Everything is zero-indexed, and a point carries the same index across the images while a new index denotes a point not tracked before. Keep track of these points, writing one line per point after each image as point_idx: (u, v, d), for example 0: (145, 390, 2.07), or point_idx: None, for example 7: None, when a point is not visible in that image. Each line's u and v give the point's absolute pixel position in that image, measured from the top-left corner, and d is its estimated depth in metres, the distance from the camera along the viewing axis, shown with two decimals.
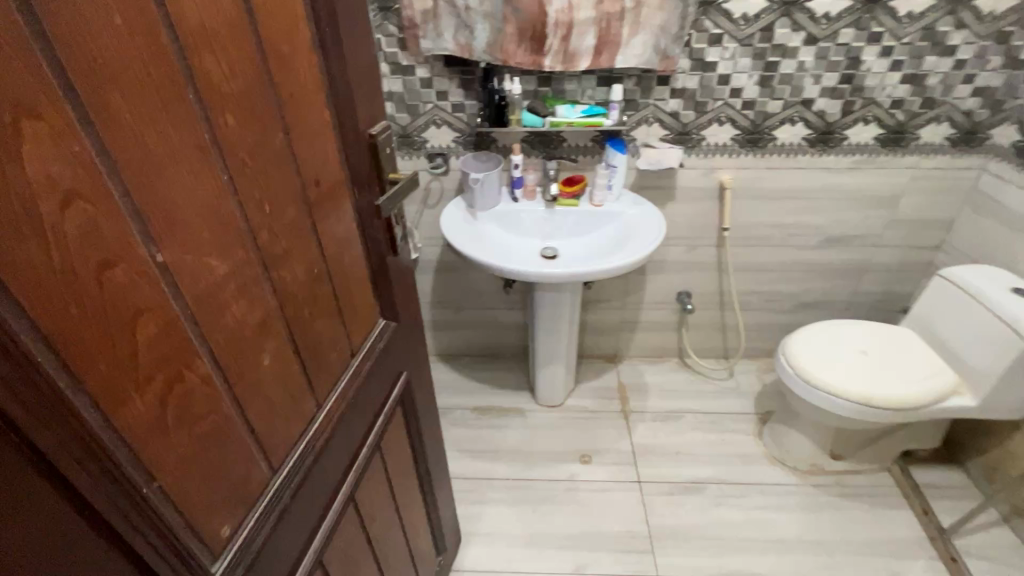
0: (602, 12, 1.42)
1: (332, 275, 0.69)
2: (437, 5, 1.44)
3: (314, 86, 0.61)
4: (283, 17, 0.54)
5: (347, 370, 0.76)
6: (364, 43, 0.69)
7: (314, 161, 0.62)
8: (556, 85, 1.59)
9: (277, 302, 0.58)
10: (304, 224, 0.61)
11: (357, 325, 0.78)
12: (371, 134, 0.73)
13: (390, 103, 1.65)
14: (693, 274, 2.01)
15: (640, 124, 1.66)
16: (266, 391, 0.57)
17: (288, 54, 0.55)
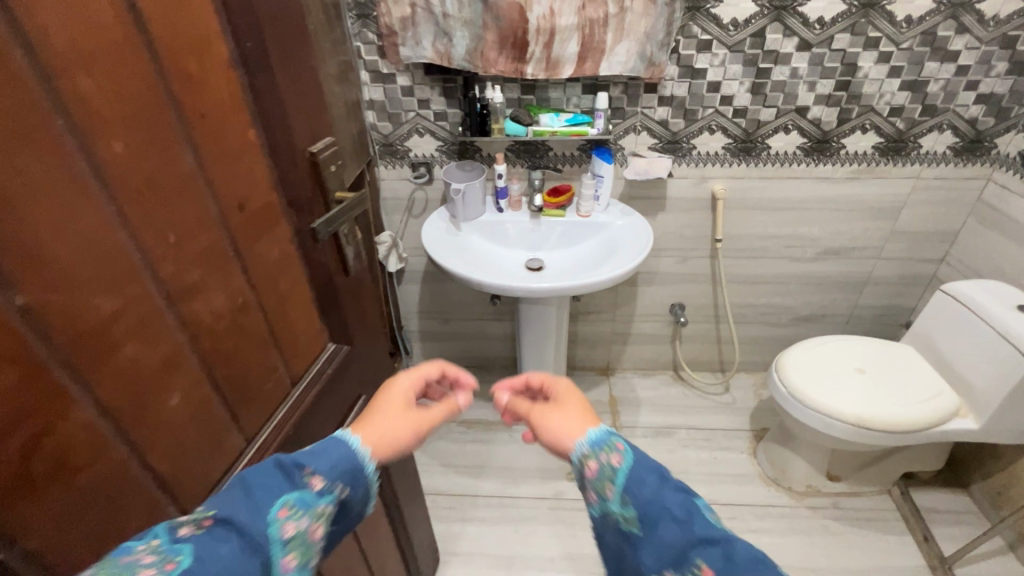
0: (585, 18, 1.37)
1: (262, 302, 0.65)
2: (415, 13, 1.40)
3: (234, 104, 0.58)
4: (188, 32, 0.51)
5: (287, 400, 0.72)
6: (297, 56, 0.65)
7: (235, 184, 0.59)
8: (540, 93, 1.55)
9: (189, 335, 0.54)
10: (223, 252, 0.58)
11: (298, 352, 0.75)
12: (311, 152, 0.70)
13: (371, 112, 1.61)
14: (686, 286, 1.95)
15: (628, 133, 1.60)
16: (176, 431, 0.54)
17: (198, 71, 0.52)
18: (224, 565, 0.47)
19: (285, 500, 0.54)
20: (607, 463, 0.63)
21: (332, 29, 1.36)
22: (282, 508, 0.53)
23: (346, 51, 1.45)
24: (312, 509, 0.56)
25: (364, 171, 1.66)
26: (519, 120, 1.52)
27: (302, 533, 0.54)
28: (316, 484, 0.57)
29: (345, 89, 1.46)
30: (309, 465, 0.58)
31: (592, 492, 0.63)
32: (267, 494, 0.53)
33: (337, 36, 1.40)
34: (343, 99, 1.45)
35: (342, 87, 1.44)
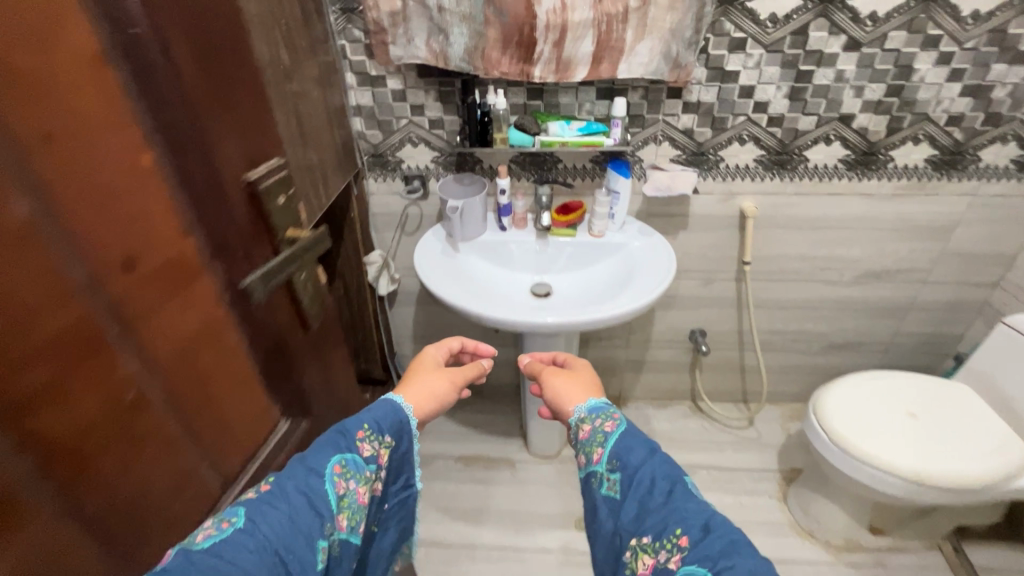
0: (601, 12, 1.19)
1: (150, 345, 0.59)
2: (406, 6, 1.22)
3: (109, 123, 0.54)
4: (36, 45, 0.47)
5: (192, 448, 0.66)
6: (226, 86, 0.72)
7: (105, 212, 0.54)
8: (549, 98, 1.36)
9: (41, 399, 0.47)
10: (96, 310, 0.53)
11: (206, 391, 0.69)
12: (255, 175, 0.78)
13: (358, 118, 1.44)
14: (707, 310, 1.77)
15: (647, 143, 1.42)
16: (22, 514, 0.46)
17: (46, 92, 0.48)
18: (284, 520, 0.66)
19: (338, 457, 0.75)
20: (601, 432, 0.84)
21: (310, 25, 1.18)
22: (337, 465, 0.74)
23: (327, 51, 1.28)
24: (361, 471, 0.77)
25: (351, 184, 1.51)
26: (525, 129, 1.34)
27: (350, 492, 0.75)
28: (365, 450, 0.80)
29: (327, 93, 1.29)
30: (363, 425, 0.81)
31: (584, 455, 0.84)
32: (324, 455, 0.74)
33: (317, 32, 1.22)
34: (325, 104, 1.28)
35: (324, 90, 1.27)
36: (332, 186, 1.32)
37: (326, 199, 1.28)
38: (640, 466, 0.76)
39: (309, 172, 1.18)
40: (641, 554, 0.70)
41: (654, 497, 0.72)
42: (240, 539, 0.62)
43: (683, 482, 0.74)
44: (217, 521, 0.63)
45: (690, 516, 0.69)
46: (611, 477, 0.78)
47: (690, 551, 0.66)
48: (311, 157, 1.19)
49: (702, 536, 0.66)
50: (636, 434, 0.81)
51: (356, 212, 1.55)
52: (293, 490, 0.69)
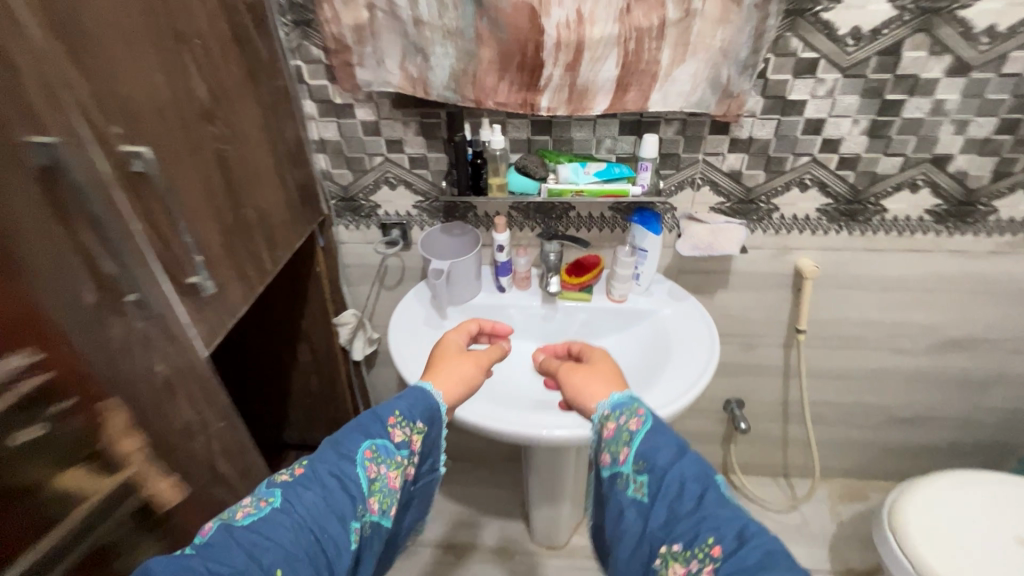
0: (629, 26, 0.91)
1: None
2: (374, 19, 0.93)
3: None
4: None
5: None
6: None
7: None
8: (559, 132, 1.07)
9: None
10: None
11: None
12: None
13: (322, 155, 1.16)
14: (747, 378, 1.47)
15: (683, 187, 1.13)
16: None
17: None
18: (315, 505, 0.66)
19: (370, 441, 0.73)
20: (626, 428, 0.73)
21: (247, 45, 0.90)
22: (367, 451, 0.72)
23: (276, 76, 1.00)
24: (394, 456, 0.75)
25: (315, 233, 1.23)
26: (529, 174, 1.06)
27: (382, 477, 0.74)
28: (396, 436, 0.76)
29: (277, 130, 1.01)
30: (397, 410, 0.77)
31: (608, 454, 0.74)
32: (355, 439, 0.73)
33: (259, 54, 0.94)
34: (275, 143, 1.00)
35: (271, 127, 0.99)
36: (285, 246, 1.04)
37: (276, 265, 1.00)
38: (670, 469, 0.68)
39: (246, 237, 0.91)
40: (670, 562, 0.63)
41: (684, 504, 0.65)
42: (280, 521, 0.63)
43: (714, 483, 0.67)
44: (257, 497, 0.65)
45: (724, 524, 0.62)
46: (638, 479, 0.70)
47: (725, 564, 0.59)
48: (249, 217, 0.91)
49: (737, 548, 0.60)
50: (665, 432, 0.72)
51: (323, 267, 1.28)
52: (326, 473, 0.69)
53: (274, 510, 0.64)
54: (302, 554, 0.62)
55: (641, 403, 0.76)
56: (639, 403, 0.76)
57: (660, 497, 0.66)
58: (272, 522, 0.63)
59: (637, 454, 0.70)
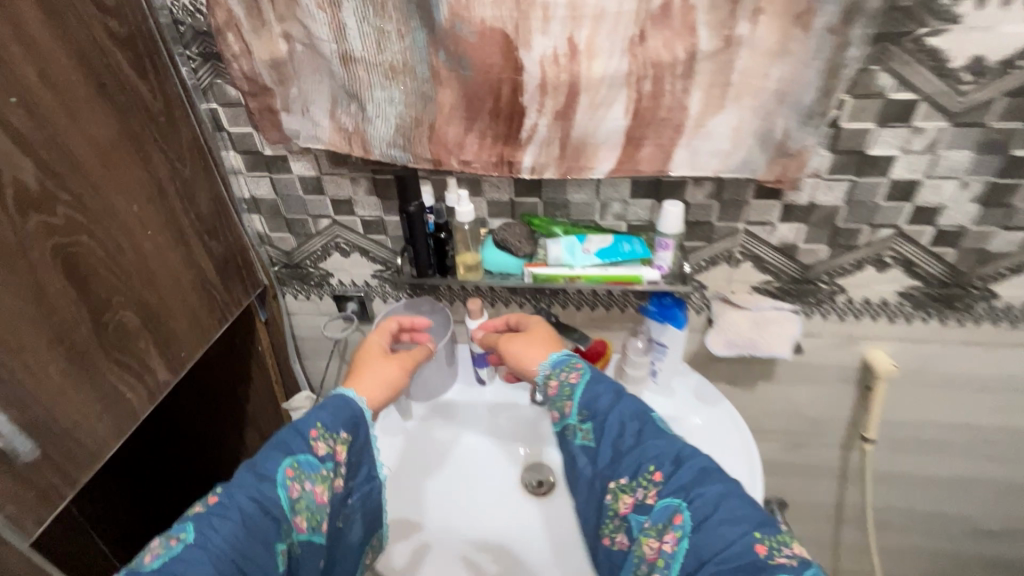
0: (644, 62, 0.64)
1: None
2: (294, 53, 0.69)
3: None
4: None
5: None
6: None
7: None
8: (551, 194, 0.81)
9: None
10: None
11: None
12: None
13: (256, 215, 0.93)
14: (793, 477, 1.18)
15: (716, 262, 0.86)
16: None
17: None
18: (228, 539, 0.59)
19: (290, 458, 0.65)
20: (568, 385, 0.72)
21: (126, 93, 0.67)
22: (288, 471, 0.64)
23: (182, 126, 0.76)
24: (317, 473, 0.67)
25: (254, 306, 0.99)
26: (509, 250, 0.81)
27: (307, 494, 0.66)
28: (320, 450, 0.68)
29: (184, 196, 0.78)
30: (317, 424, 0.69)
31: (555, 410, 0.73)
32: (272, 458, 0.65)
33: (148, 102, 0.71)
34: (179, 214, 0.77)
35: (173, 195, 0.75)
36: (198, 342, 0.81)
37: (181, 370, 0.78)
38: (611, 414, 0.68)
39: (122, 348, 0.68)
40: (620, 495, 0.64)
41: (627, 442, 0.66)
42: (193, 555, 0.57)
43: (651, 418, 0.68)
44: (167, 534, 0.59)
45: (664, 450, 0.64)
46: (584, 426, 0.70)
47: (667, 486, 0.61)
48: (126, 322, 0.68)
49: (676, 469, 0.62)
50: (604, 380, 0.72)
51: (266, 344, 1.04)
52: (241, 500, 0.61)
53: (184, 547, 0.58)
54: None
55: (581, 359, 0.76)
56: (577, 359, 0.76)
57: (604, 437, 0.67)
58: (186, 557, 0.57)
59: (582, 404, 0.70)
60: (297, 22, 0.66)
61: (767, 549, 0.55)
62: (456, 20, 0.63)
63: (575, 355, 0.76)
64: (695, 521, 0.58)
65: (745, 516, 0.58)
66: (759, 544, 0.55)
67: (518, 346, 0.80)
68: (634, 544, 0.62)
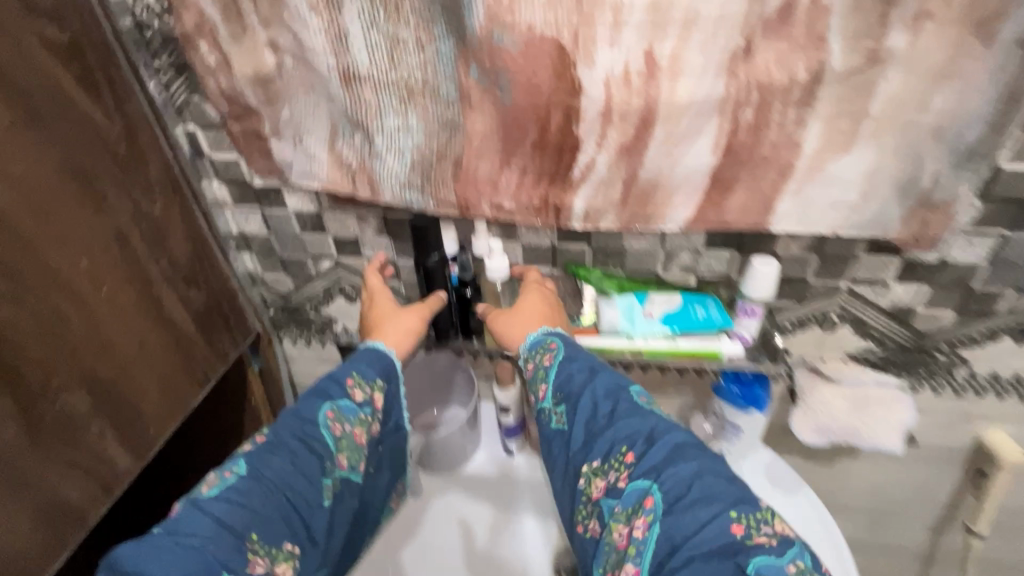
0: (747, 85, 0.47)
1: None
2: (283, 67, 0.54)
3: None
4: None
5: None
6: None
7: None
8: (603, 242, 0.65)
9: None
10: None
11: None
12: None
13: (248, 253, 0.78)
14: (869, 559, 1.00)
15: (806, 324, 0.69)
16: None
17: None
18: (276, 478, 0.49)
19: (330, 403, 0.54)
20: (541, 368, 0.57)
21: (73, 119, 0.52)
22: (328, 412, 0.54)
23: (150, 156, 0.62)
24: (360, 414, 0.56)
25: (247, 355, 0.85)
26: None
27: (348, 437, 0.55)
28: (357, 395, 0.56)
29: (152, 240, 0.63)
30: (352, 372, 0.57)
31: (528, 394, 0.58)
32: (312, 402, 0.54)
33: (103, 129, 0.56)
34: (147, 263, 0.62)
35: (138, 241, 0.61)
36: (171, 414, 0.67)
37: (147, 453, 0.64)
38: (585, 392, 0.52)
39: (65, 444, 0.54)
40: (591, 480, 0.49)
41: (598, 421, 0.51)
42: (248, 489, 0.48)
43: (628, 393, 0.52)
44: (220, 470, 0.49)
45: (637, 429, 0.49)
46: (557, 409, 0.54)
47: (638, 468, 0.46)
48: (71, 408, 0.54)
49: (649, 448, 0.47)
50: (582, 356, 0.56)
51: (261, 397, 0.89)
52: (287, 438, 0.51)
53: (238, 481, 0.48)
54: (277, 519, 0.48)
55: (557, 336, 0.59)
56: (553, 336, 0.58)
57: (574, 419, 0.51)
58: (238, 491, 0.47)
59: (553, 385, 0.55)
60: (286, 28, 0.51)
61: (748, 533, 0.41)
62: (495, 26, 0.47)
63: (552, 333, 0.59)
64: (670, 505, 0.44)
65: (724, 497, 0.43)
66: (737, 524, 0.41)
67: (512, 327, 0.61)
68: (604, 534, 0.47)
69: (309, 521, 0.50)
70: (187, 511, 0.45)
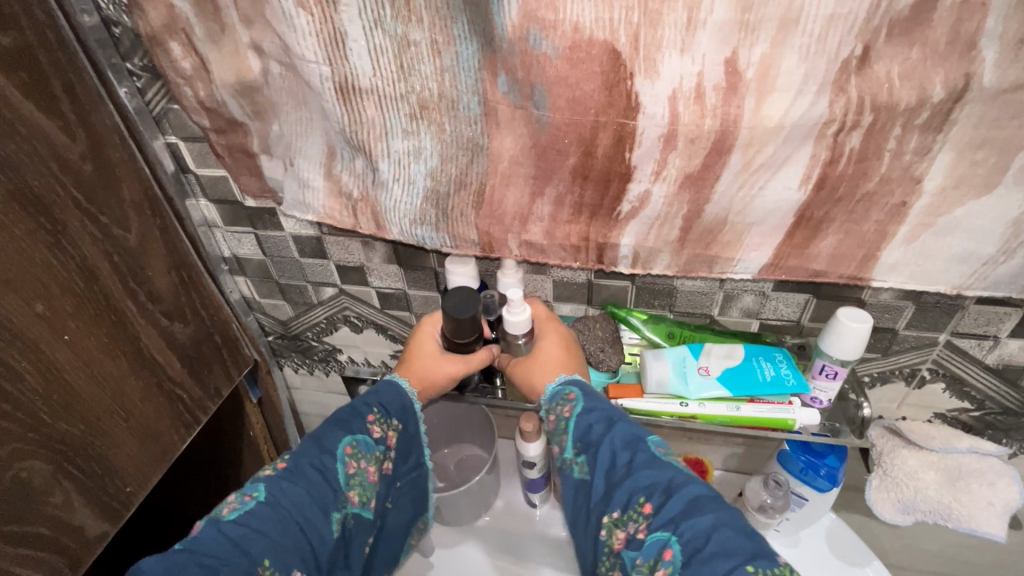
0: (857, 106, 0.36)
1: None
2: (269, 75, 0.44)
3: None
4: None
5: None
6: None
7: None
8: (651, 281, 0.55)
9: None
10: None
11: None
12: None
13: (243, 278, 0.70)
14: None
15: (888, 379, 0.58)
16: None
17: None
18: (292, 509, 0.43)
19: (349, 436, 0.47)
20: (558, 419, 0.46)
21: (21, 137, 0.43)
22: (346, 447, 0.46)
23: (122, 175, 0.53)
24: (376, 451, 0.48)
25: (245, 386, 0.76)
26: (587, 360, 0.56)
27: (364, 474, 0.47)
28: (376, 431, 0.48)
29: (128, 273, 0.54)
30: (374, 408, 0.49)
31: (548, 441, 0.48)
32: (331, 432, 0.46)
33: (62, 147, 0.47)
34: (120, 300, 0.54)
35: (109, 276, 0.52)
36: (154, 463, 0.59)
37: (123, 513, 0.56)
38: (601, 442, 0.43)
39: (20, 517, 0.46)
40: (610, 532, 0.40)
41: (616, 470, 0.41)
42: (265, 516, 0.42)
43: (647, 443, 0.43)
44: (241, 492, 0.43)
45: (655, 477, 0.40)
46: (577, 458, 0.45)
47: (656, 519, 0.38)
48: (27, 476, 0.47)
49: (667, 500, 0.38)
50: (601, 402, 0.46)
51: (260, 429, 0.80)
52: (307, 467, 0.44)
53: (257, 505, 0.42)
54: (292, 552, 0.42)
55: (576, 387, 0.47)
56: (573, 386, 0.47)
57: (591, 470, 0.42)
58: (253, 516, 0.41)
59: (572, 435, 0.45)
60: (271, 28, 0.41)
61: None
62: (532, 28, 0.37)
63: (574, 380, 0.48)
64: (690, 560, 0.35)
65: (742, 548, 0.35)
66: None
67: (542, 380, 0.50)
68: None
69: (321, 558, 0.43)
70: (206, 530, 0.40)
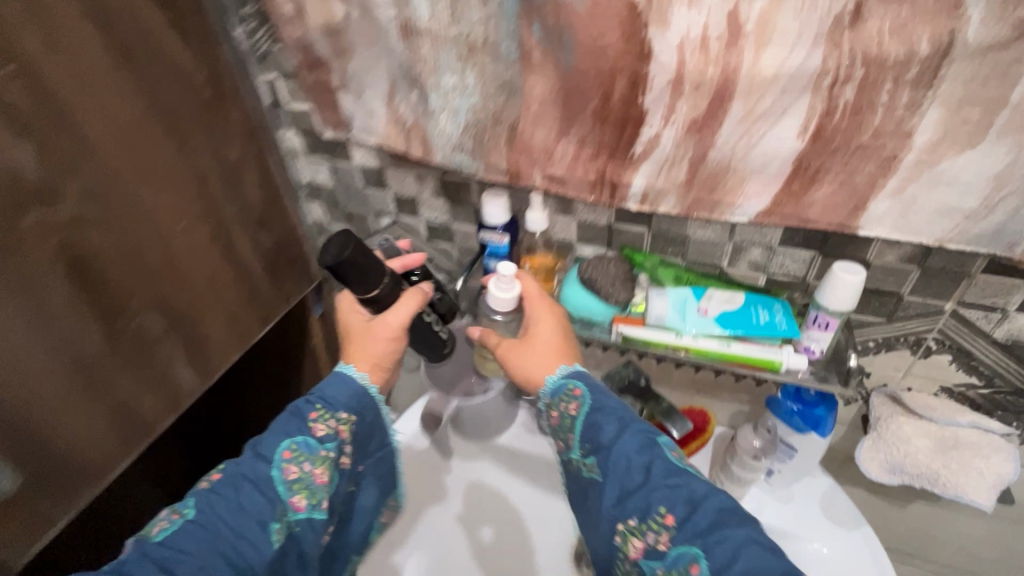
0: (848, 59, 0.40)
1: None
2: (349, 19, 0.53)
3: None
4: None
5: None
6: None
7: None
8: (664, 228, 0.60)
9: None
10: None
11: None
12: None
13: (316, 203, 0.82)
14: None
15: (892, 346, 0.60)
16: None
17: None
18: (220, 527, 0.46)
19: (287, 441, 0.51)
20: (567, 416, 0.52)
21: (161, 61, 0.56)
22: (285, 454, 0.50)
23: (231, 102, 0.65)
24: (320, 452, 0.52)
25: (310, 299, 0.88)
26: (596, 292, 0.60)
27: (307, 477, 0.51)
28: (320, 430, 0.53)
29: (228, 183, 0.67)
30: (318, 404, 0.54)
31: (558, 441, 0.54)
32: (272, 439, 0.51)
33: (189, 72, 0.59)
34: (221, 204, 0.66)
35: (214, 183, 0.65)
36: (237, 342, 0.73)
37: (211, 374, 0.70)
38: (613, 446, 0.48)
39: (142, 356, 0.60)
40: (628, 539, 0.45)
41: (632, 478, 0.46)
42: (193, 533, 0.45)
43: (662, 448, 0.48)
44: (170, 510, 0.47)
45: (674, 490, 0.44)
46: (586, 459, 0.50)
47: (680, 534, 0.42)
48: (145, 327, 0.60)
49: (690, 513, 0.43)
50: (608, 403, 0.51)
51: (319, 339, 0.93)
52: (241, 478, 0.48)
53: (185, 524, 0.45)
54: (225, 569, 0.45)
55: (578, 379, 0.54)
56: (575, 380, 0.53)
57: (609, 477, 0.47)
58: (183, 535, 0.45)
59: (580, 435, 0.51)
60: None
61: None
62: None
63: (575, 376, 0.54)
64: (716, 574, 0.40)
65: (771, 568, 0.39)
66: None
67: (531, 363, 0.56)
68: None
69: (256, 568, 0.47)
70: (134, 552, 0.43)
